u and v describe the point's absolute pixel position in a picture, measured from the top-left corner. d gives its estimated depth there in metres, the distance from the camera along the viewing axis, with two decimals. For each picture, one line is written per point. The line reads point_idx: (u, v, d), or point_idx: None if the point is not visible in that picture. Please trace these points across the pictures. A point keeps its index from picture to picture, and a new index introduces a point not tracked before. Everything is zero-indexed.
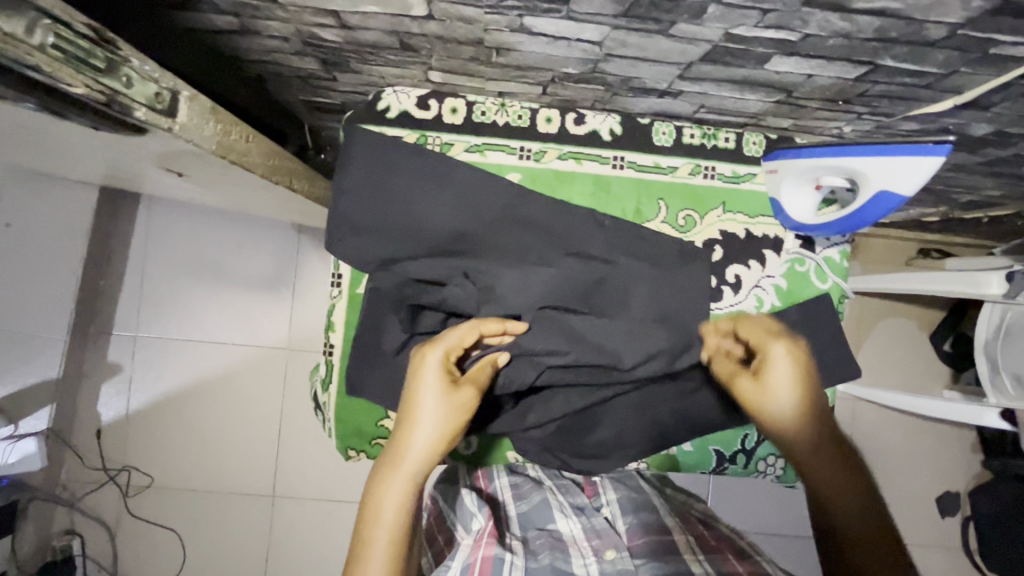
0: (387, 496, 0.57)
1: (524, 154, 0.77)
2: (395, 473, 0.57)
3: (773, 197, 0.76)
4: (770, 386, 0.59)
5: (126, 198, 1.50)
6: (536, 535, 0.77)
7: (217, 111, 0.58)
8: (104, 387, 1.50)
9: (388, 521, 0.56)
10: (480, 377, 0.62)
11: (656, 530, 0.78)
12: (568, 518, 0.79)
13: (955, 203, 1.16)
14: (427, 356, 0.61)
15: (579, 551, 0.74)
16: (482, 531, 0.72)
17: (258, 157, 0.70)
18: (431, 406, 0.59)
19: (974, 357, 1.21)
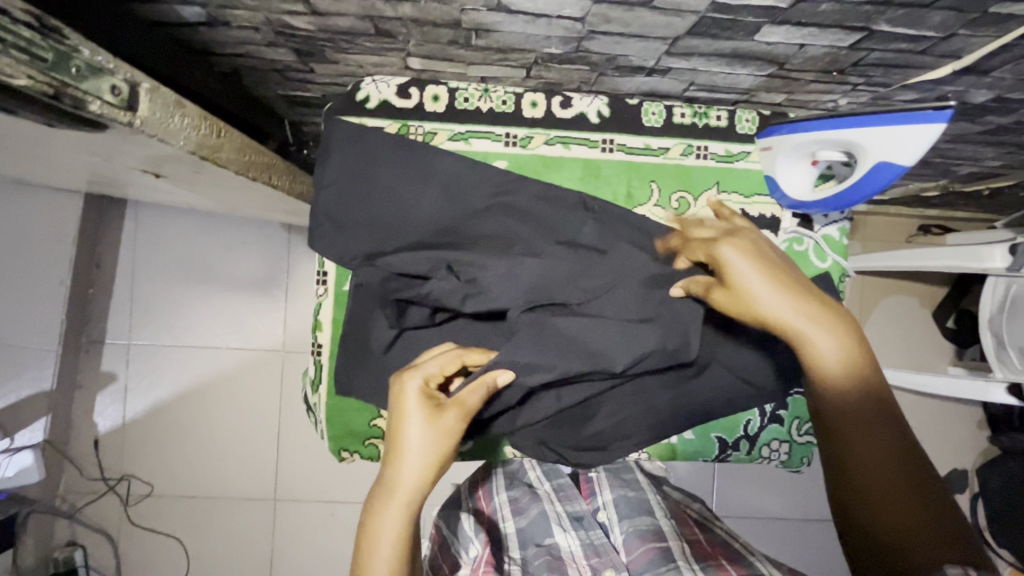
0: (382, 533, 0.55)
1: (510, 141, 0.74)
2: (387, 506, 0.56)
3: (769, 175, 0.74)
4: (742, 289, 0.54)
5: (111, 204, 1.48)
6: (536, 552, 0.76)
7: (183, 105, 0.56)
8: (99, 397, 1.49)
9: (385, 557, 0.55)
10: (469, 400, 0.56)
11: (653, 539, 0.77)
12: (566, 533, 0.79)
13: (956, 176, 1.13)
14: (407, 384, 0.57)
15: (578, 571, 0.74)
16: (479, 560, 0.73)
17: (232, 153, 0.67)
18: (417, 437, 0.55)
19: (979, 332, 1.19)
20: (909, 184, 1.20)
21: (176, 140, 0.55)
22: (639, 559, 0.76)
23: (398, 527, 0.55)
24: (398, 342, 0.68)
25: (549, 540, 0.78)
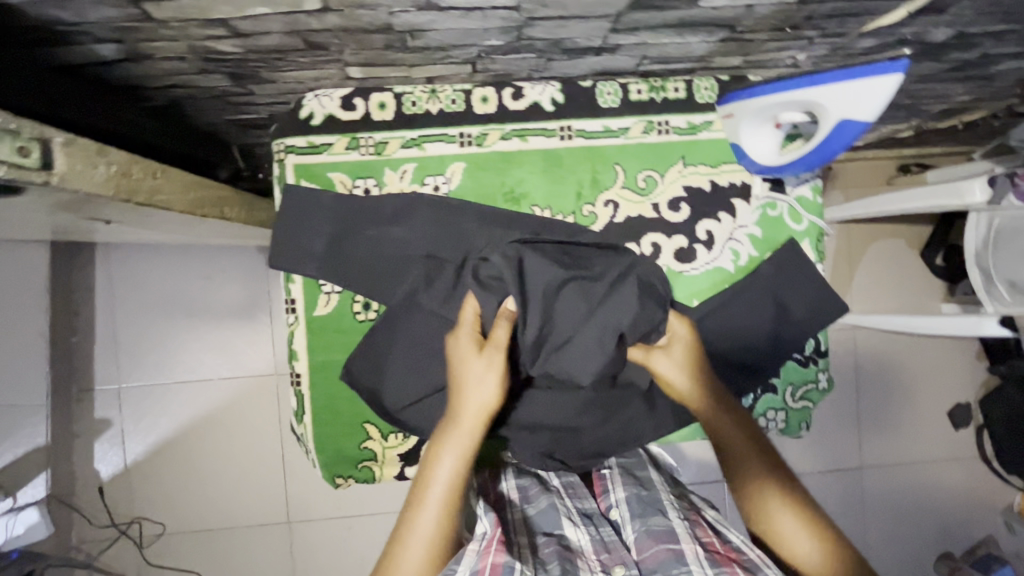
0: (443, 455, 0.65)
1: (464, 141, 0.71)
2: (450, 433, 0.65)
3: (735, 142, 0.71)
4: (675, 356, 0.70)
5: (79, 247, 1.43)
6: (547, 540, 0.73)
7: (107, 151, 0.53)
8: (97, 444, 1.46)
9: (444, 477, 0.64)
10: (500, 334, 0.65)
11: (664, 539, 0.71)
12: (576, 527, 0.76)
13: (928, 114, 1.11)
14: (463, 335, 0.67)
15: (588, 566, 0.69)
16: (490, 537, 0.63)
17: (173, 193, 0.64)
18: (473, 373, 0.66)
19: (965, 267, 1.17)
20: (883, 127, 1.18)
21: (106, 191, 0.52)
22: (651, 557, 0.70)
23: (458, 452, 0.65)
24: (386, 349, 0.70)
25: (560, 531, 0.75)
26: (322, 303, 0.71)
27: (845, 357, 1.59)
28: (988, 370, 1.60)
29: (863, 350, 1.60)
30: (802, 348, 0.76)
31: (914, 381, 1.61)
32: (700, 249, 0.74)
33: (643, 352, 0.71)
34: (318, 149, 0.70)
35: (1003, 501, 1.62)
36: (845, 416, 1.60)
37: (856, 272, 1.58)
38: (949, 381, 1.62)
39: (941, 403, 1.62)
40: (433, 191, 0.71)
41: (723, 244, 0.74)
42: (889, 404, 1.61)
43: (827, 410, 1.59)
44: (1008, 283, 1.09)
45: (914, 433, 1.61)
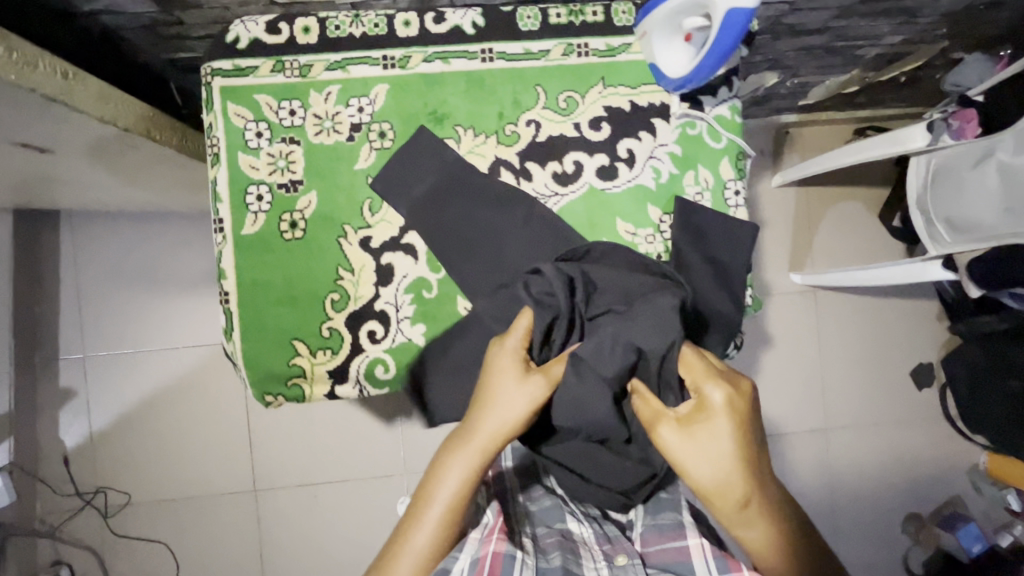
0: (451, 471, 0.65)
1: (388, 63, 0.73)
2: (462, 449, 0.66)
3: (652, 63, 0.74)
4: (693, 436, 0.62)
5: (42, 217, 1.45)
6: (548, 533, 0.77)
7: (12, 40, 0.52)
8: (62, 415, 1.46)
9: (444, 499, 0.65)
10: (554, 369, 0.65)
11: (670, 534, 0.75)
12: (580, 522, 0.79)
13: (867, 62, 1.14)
14: (505, 346, 0.66)
15: (590, 553, 0.73)
16: (492, 527, 0.70)
17: (87, 98, 0.63)
18: (506, 394, 0.64)
19: (909, 213, 1.20)
20: (825, 78, 1.21)
21: (7, 72, 0.52)
22: (656, 553, 0.74)
23: (464, 470, 0.65)
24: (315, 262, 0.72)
25: (562, 525, 0.78)
26: (249, 223, 0.72)
27: (810, 322, 1.61)
28: (949, 330, 1.62)
29: (826, 313, 1.61)
30: None
31: (878, 343, 1.63)
32: (622, 167, 0.75)
33: (653, 420, 0.63)
34: (243, 72, 0.71)
35: (969, 461, 1.63)
36: (810, 378, 1.61)
37: (816, 235, 1.60)
38: (912, 343, 1.63)
39: (905, 364, 1.63)
40: (358, 112, 0.73)
41: (644, 162, 0.76)
42: (853, 366, 1.62)
43: (793, 373, 1.60)
44: (946, 222, 1.11)
45: (880, 393, 1.63)
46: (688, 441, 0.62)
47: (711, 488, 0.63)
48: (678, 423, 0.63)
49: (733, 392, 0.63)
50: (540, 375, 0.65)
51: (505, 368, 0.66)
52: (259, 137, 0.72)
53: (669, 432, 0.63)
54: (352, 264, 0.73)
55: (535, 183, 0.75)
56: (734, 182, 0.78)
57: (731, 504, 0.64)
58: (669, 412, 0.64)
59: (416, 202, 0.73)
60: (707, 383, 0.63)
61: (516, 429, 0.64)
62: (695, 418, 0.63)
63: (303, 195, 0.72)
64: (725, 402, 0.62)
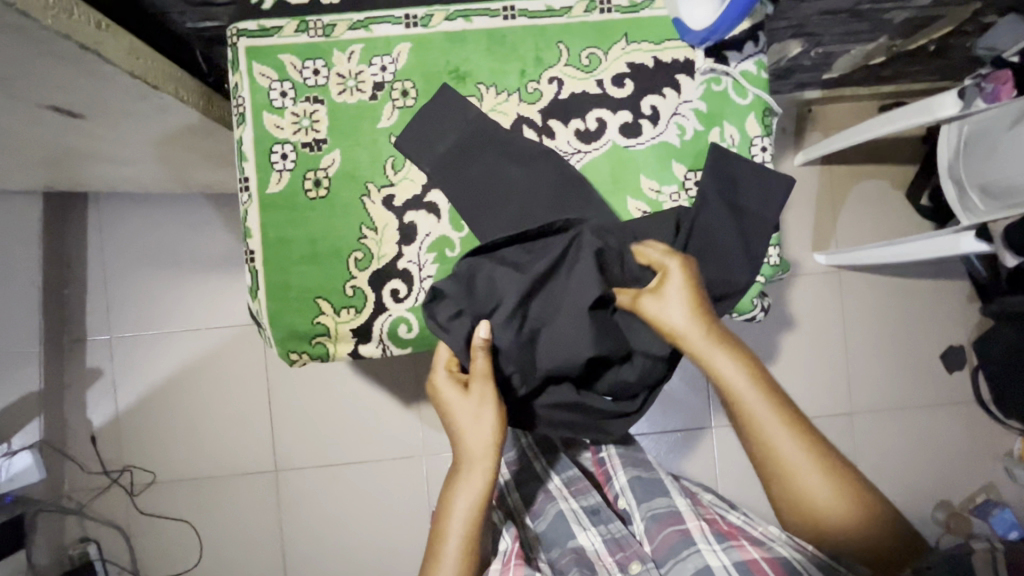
0: (455, 502, 0.68)
1: (409, 22, 0.73)
2: (460, 479, 0.69)
3: (676, 18, 0.73)
4: (667, 297, 0.66)
5: (73, 202, 1.49)
6: (562, 553, 0.85)
7: None
8: (90, 394, 1.49)
9: (456, 529, 0.67)
10: (478, 366, 0.66)
11: (671, 520, 0.81)
12: (587, 532, 0.86)
13: (893, 28, 1.11)
14: (438, 375, 0.70)
15: (605, 567, 0.81)
16: (509, 554, 0.77)
17: (118, 52, 0.65)
18: (466, 411, 0.68)
19: (941, 182, 1.19)
20: (850, 47, 1.19)
21: (43, 16, 0.54)
22: (662, 544, 0.79)
23: (468, 494, 0.68)
24: (341, 219, 0.73)
25: (573, 542, 0.86)
26: (274, 181, 0.73)
27: (834, 303, 1.57)
28: (981, 313, 1.57)
29: (852, 295, 1.57)
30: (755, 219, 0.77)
31: (906, 326, 1.59)
32: (645, 125, 0.74)
33: (631, 296, 0.67)
34: (268, 32, 0.72)
35: (1003, 447, 1.58)
36: (835, 360, 1.57)
37: (840, 214, 1.56)
38: (940, 325, 1.59)
39: (936, 348, 1.59)
40: (380, 71, 0.73)
41: (668, 119, 0.75)
42: (879, 349, 1.58)
43: (817, 356, 1.57)
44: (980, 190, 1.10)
45: (909, 377, 1.58)
46: (664, 300, 0.66)
47: (690, 346, 0.66)
48: (653, 291, 0.67)
49: (687, 260, 0.68)
50: (478, 379, 0.67)
51: (453, 388, 0.70)
52: (284, 97, 0.72)
53: (647, 299, 0.66)
54: (375, 222, 0.73)
55: (558, 141, 0.74)
56: (761, 139, 0.76)
57: (713, 357, 0.66)
58: (645, 288, 0.68)
59: (437, 161, 0.73)
60: (667, 256, 0.67)
61: (499, 432, 0.68)
62: (664, 284, 0.67)
63: (327, 153, 0.73)
64: (686, 267, 0.67)
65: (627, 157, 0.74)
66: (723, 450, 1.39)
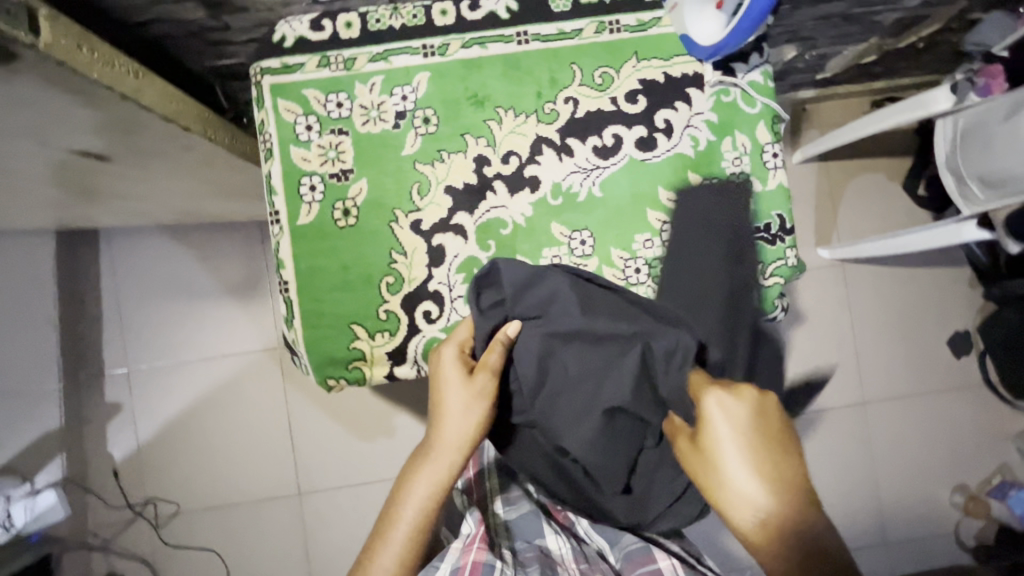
0: (420, 476, 0.68)
1: (427, 52, 0.75)
2: (429, 459, 0.69)
3: (682, 34, 0.75)
4: (698, 448, 0.56)
5: (83, 239, 1.49)
6: (526, 547, 0.77)
7: (89, 38, 0.57)
8: (109, 429, 1.49)
9: (415, 502, 0.67)
10: (489, 360, 0.69)
11: (640, 560, 0.72)
12: (557, 537, 0.79)
13: (885, 28, 1.15)
14: (446, 353, 0.71)
15: (567, 571, 0.72)
16: (474, 536, 0.73)
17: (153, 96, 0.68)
18: (457, 397, 0.69)
19: (939, 174, 1.24)
20: (843, 48, 1.22)
21: (91, 71, 0.57)
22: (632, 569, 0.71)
23: (433, 475, 0.68)
24: (372, 246, 0.75)
25: (540, 541, 0.78)
26: (304, 213, 0.75)
27: (840, 296, 1.60)
28: (983, 297, 1.61)
29: (857, 286, 1.60)
30: (768, 226, 0.79)
31: (912, 314, 1.62)
32: (660, 138, 0.77)
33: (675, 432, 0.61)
34: (291, 69, 0.74)
35: (1014, 428, 1.60)
36: (845, 352, 1.60)
37: (840, 208, 1.59)
38: (944, 311, 1.62)
39: (942, 334, 1.62)
40: (402, 100, 0.75)
41: (681, 131, 0.77)
42: (887, 338, 1.61)
43: (826, 348, 1.59)
44: (978, 180, 1.13)
45: (917, 364, 1.61)
46: (693, 451, 0.57)
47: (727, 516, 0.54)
48: (691, 435, 0.58)
49: (735, 399, 0.55)
50: (484, 372, 0.69)
51: (456, 369, 0.71)
52: (309, 130, 0.75)
53: (685, 444, 0.59)
54: (404, 247, 0.75)
55: (577, 157, 0.76)
56: (771, 145, 0.79)
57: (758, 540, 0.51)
58: (690, 427, 0.59)
59: (461, 185, 0.76)
60: (707, 391, 0.57)
61: (479, 429, 0.69)
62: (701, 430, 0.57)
63: (354, 183, 0.75)
64: (727, 409, 0.55)
65: (645, 171, 0.77)
66: None
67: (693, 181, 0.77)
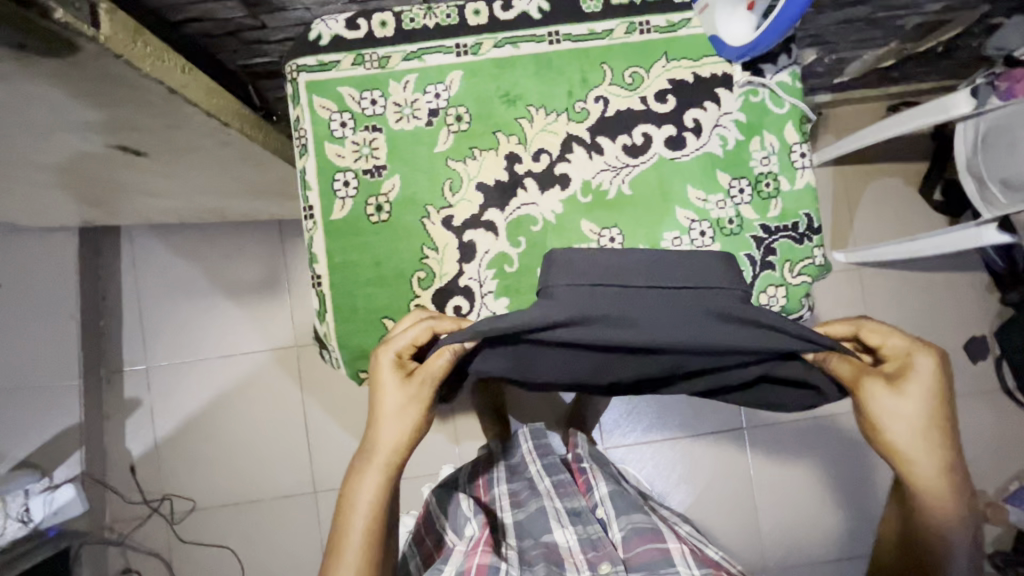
0: (363, 484, 0.67)
1: (461, 51, 0.76)
2: (369, 466, 0.67)
3: (712, 36, 0.76)
4: (900, 392, 0.65)
5: (107, 236, 1.52)
6: (534, 544, 0.84)
7: (142, 34, 0.60)
8: (128, 424, 1.51)
9: (362, 510, 0.66)
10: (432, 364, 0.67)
11: (648, 539, 0.80)
12: (564, 530, 0.85)
13: (906, 32, 1.15)
14: (384, 357, 0.69)
15: (574, 565, 0.79)
16: (477, 541, 0.77)
17: (199, 92, 0.71)
18: (393, 400, 0.68)
19: (960, 178, 1.24)
20: (862, 52, 1.23)
21: (142, 64, 0.60)
22: (638, 555, 0.78)
23: (376, 483, 0.66)
24: (405, 242, 0.76)
25: (547, 537, 0.85)
26: (337, 208, 0.76)
27: (856, 300, 1.60)
28: (1001, 303, 1.60)
29: (873, 291, 1.60)
30: (796, 225, 0.79)
31: (929, 319, 1.61)
32: (689, 137, 0.78)
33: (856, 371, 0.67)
34: (327, 67, 0.76)
35: None
36: None
37: (857, 211, 1.60)
38: (961, 317, 1.61)
39: (958, 340, 1.61)
40: (434, 98, 0.76)
41: (710, 131, 0.78)
42: None
43: None
44: (1000, 184, 1.14)
45: None
46: (895, 394, 0.65)
47: (904, 448, 0.65)
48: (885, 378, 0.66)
49: (934, 359, 0.66)
50: (424, 376, 0.68)
51: (395, 373, 0.69)
52: (344, 127, 0.76)
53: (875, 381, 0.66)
54: (436, 243, 0.76)
55: (607, 156, 0.77)
56: (799, 145, 0.80)
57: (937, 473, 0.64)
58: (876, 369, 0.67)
59: (493, 182, 0.77)
60: (910, 349, 0.67)
61: (415, 431, 0.68)
62: (901, 377, 0.66)
63: (387, 179, 0.76)
64: (933, 365, 0.66)
65: (675, 169, 0.78)
66: (756, 450, 1.43)
67: (723, 180, 0.78)
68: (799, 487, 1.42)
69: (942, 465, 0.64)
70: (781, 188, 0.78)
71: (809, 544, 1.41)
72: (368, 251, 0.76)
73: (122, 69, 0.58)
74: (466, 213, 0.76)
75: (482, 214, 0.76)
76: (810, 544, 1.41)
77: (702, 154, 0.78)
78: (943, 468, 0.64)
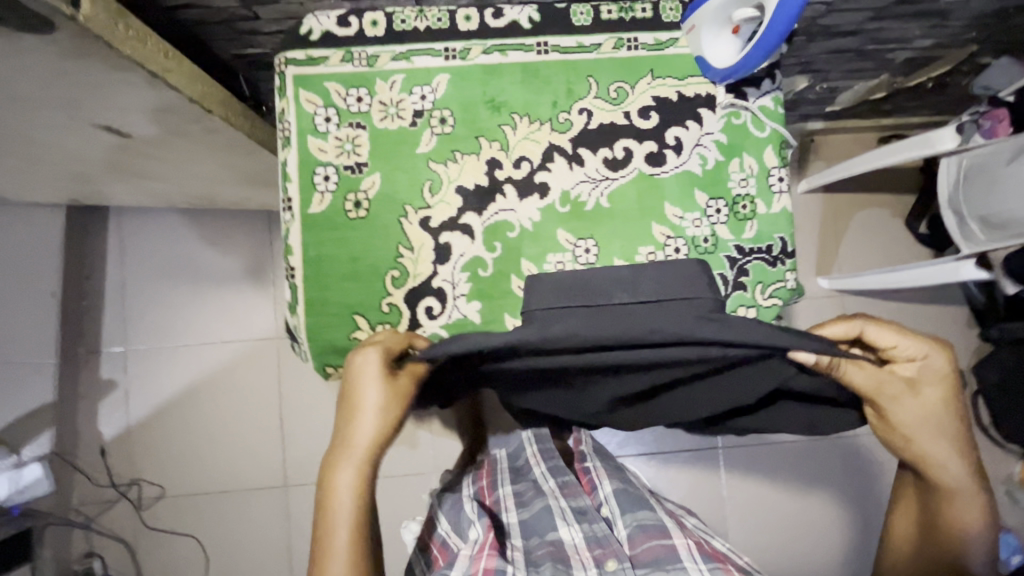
0: (342, 478, 0.66)
1: (449, 55, 0.77)
2: (347, 461, 0.67)
3: (698, 56, 0.77)
4: (917, 395, 0.68)
5: (94, 216, 1.51)
6: (540, 544, 0.83)
7: (126, 16, 0.61)
8: (101, 406, 1.49)
9: (344, 504, 0.66)
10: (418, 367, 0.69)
11: (655, 535, 0.80)
12: (570, 526, 0.84)
13: (896, 66, 1.17)
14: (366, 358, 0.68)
15: (582, 562, 0.77)
16: (482, 544, 0.76)
17: (183, 77, 0.71)
18: (374, 397, 0.67)
19: (942, 213, 1.26)
20: (852, 83, 1.24)
21: (124, 46, 0.60)
22: (646, 552, 0.78)
23: (354, 477, 0.67)
24: (381, 240, 0.76)
25: (553, 534, 0.84)
26: (316, 202, 0.76)
27: None
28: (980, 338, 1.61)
29: None
30: (770, 247, 0.80)
31: None
32: (670, 154, 0.79)
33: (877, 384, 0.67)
34: (315, 61, 0.76)
35: (1004, 471, 1.60)
36: None
37: (844, 239, 1.61)
38: None
39: None
40: (420, 100, 0.77)
41: (691, 150, 0.79)
42: None
43: None
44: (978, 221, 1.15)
45: None
46: (913, 396, 0.68)
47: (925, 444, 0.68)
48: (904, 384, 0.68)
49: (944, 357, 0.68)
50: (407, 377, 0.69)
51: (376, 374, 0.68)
52: (328, 122, 0.76)
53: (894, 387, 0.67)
54: (412, 243, 0.77)
55: (587, 167, 0.78)
56: (778, 169, 0.80)
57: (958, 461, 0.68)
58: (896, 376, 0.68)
59: (472, 185, 0.77)
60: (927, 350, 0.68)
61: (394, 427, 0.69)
62: (918, 380, 0.68)
63: (368, 176, 0.76)
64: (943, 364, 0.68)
65: (654, 186, 0.79)
66: (729, 470, 1.43)
67: (700, 199, 0.79)
68: (770, 510, 1.42)
69: (962, 457, 0.69)
70: (756, 210, 0.79)
71: (777, 567, 1.41)
72: (345, 247, 0.76)
73: (103, 49, 0.59)
74: (444, 216, 0.77)
75: (460, 217, 0.77)
76: (776, 567, 1.41)
77: (680, 172, 0.79)
78: (960, 455, 0.68)
